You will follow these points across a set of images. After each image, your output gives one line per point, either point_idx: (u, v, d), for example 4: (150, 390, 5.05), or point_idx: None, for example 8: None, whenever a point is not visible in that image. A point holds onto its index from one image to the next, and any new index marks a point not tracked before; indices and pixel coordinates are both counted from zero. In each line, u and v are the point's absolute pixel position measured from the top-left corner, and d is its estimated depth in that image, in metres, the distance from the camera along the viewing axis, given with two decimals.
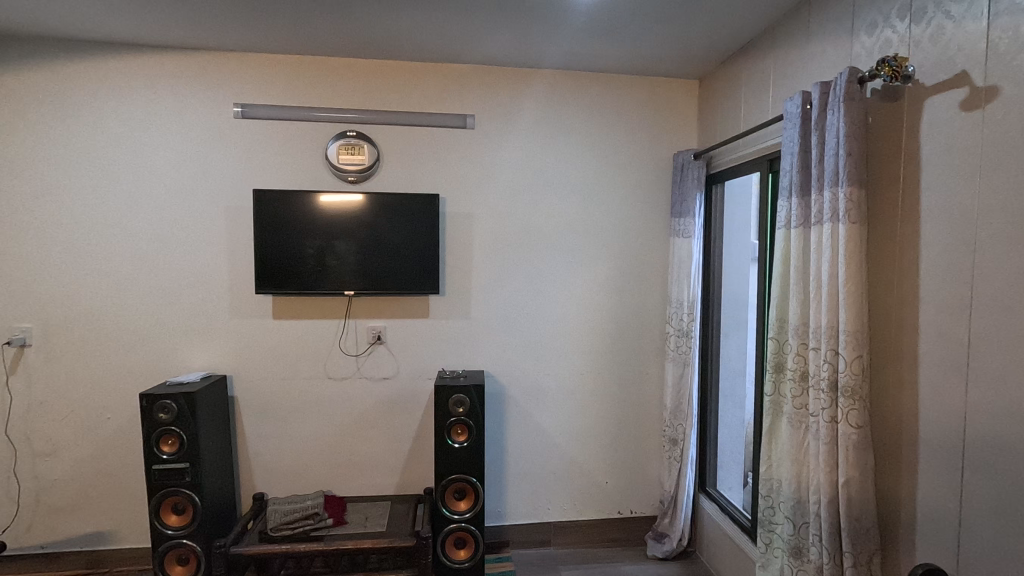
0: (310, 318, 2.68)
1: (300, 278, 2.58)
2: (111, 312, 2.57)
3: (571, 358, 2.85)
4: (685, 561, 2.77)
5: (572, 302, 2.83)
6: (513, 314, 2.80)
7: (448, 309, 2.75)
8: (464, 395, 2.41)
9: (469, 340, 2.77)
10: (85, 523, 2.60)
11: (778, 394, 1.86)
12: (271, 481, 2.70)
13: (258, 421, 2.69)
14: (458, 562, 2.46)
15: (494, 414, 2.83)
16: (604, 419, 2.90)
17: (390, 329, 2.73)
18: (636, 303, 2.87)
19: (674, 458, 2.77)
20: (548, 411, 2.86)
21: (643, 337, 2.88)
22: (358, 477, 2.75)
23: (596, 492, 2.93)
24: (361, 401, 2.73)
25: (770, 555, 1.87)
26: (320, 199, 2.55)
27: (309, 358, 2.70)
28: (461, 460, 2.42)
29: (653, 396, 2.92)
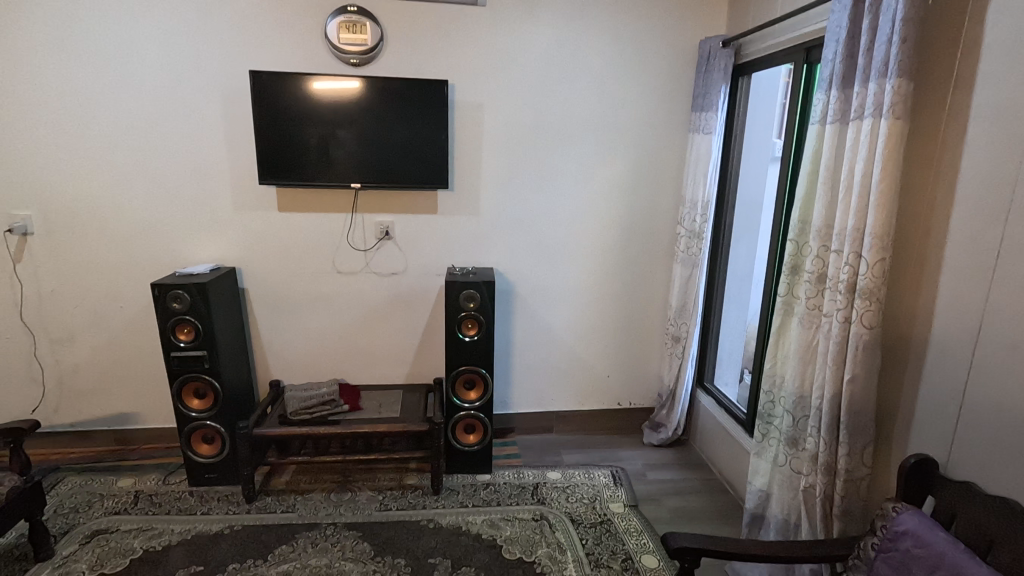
0: (316, 211, 2.62)
1: (303, 169, 2.49)
2: (111, 202, 2.50)
3: (580, 257, 2.83)
4: (678, 447, 2.96)
5: (583, 201, 2.76)
6: (523, 212, 2.74)
7: (457, 205, 2.69)
8: (474, 291, 2.43)
9: (478, 237, 2.74)
10: (111, 405, 2.73)
11: (790, 296, 1.87)
12: (286, 369, 2.80)
13: (270, 313, 2.72)
14: (468, 445, 2.61)
15: (501, 310, 2.87)
16: (610, 318, 2.95)
17: (398, 224, 2.68)
18: (649, 203, 2.80)
19: (676, 355, 2.85)
20: (555, 309, 2.90)
21: (653, 238, 2.85)
22: (370, 367, 2.85)
23: (598, 385, 3.05)
24: (370, 295, 2.76)
25: (765, 443, 1.99)
26: (313, 85, 2.39)
27: (317, 253, 2.68)
28: (471, 353, 2.50)
29: (659, 296, 2.94)
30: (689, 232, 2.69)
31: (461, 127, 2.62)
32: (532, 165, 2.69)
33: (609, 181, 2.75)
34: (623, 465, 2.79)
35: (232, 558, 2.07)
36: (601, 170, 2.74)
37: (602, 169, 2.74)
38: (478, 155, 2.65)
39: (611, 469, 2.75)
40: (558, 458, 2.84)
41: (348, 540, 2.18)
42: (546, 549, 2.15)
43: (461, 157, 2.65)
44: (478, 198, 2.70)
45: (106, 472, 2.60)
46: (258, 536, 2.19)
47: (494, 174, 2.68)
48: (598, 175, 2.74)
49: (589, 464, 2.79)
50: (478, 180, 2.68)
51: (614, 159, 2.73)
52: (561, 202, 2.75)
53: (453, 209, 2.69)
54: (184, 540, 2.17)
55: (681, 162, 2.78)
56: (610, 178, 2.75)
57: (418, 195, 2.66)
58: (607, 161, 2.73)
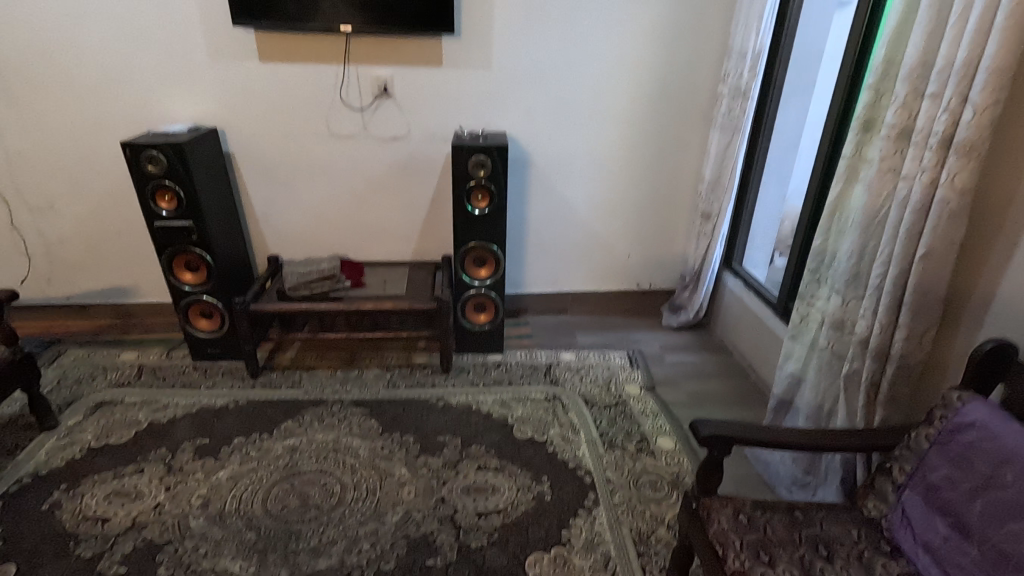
0: (302, 62, 2.27)
1: (283, 7, 2.10)
2: (66, 47, 2.17)
3: (604, 121, 2.50)
4: (699, 331, 2.82)
5: (611, 52, 2.37)
6: (541, 66, 2.36)
7: (465, 56, 2.32)
8: (485, 157, 2.14)
9: (489, 96, 2.40)
10: (105, 278, 2.60)
11: (857, 158, 1.58)
12: (284, 244, 2.61)
13: (261, 182, 2.48)
14: (479, 325, 2.48)
15: (515, 182, 2.59)
16: (634, 192, 2.67)
17: (398, 79, 2.33)
18: (688, 56, 2.40)
19: (705, 234, 2.61)
20: (574, 181, 2.62)
21: (690, 99, 2.48)
22: (373, 243, 2.65)
23: (618, 266, 2.85)
24: (370, 163, 2.49)
25: (803, 327, 1.81)
26: None
27: (306, 112, 2.36)
28: (482, 228, 2.27)
29: (691, 168, 2.64)
30: (733, 90, 2.32)
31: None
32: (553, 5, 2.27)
33: (644, 27, 2.33)
34: (641, 348, 2.67)
35: (238, 432, 2.03)
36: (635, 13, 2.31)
37: (636, 11, 2.31)
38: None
39: (628, 352, 2.63)
40: (573, 339, 2.72)
41: (355, 416, 2.12)
42: (558, 429, 2.08)
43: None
44: (489, 48, 2.31)
45: (108, 346, 2.52)
46: (264, 411, 2.14)
47: (508, 17, 2.27)
48: (631, 20, 2.32)
49: (605, 346, 2.67)
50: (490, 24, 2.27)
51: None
52: (586, 53, 2.36)
53: (460, 60, 2.32)
54: (189, 413, 2.13)
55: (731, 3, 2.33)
56: (644, 23, 2.33)
57: (420, 42, 2.28)
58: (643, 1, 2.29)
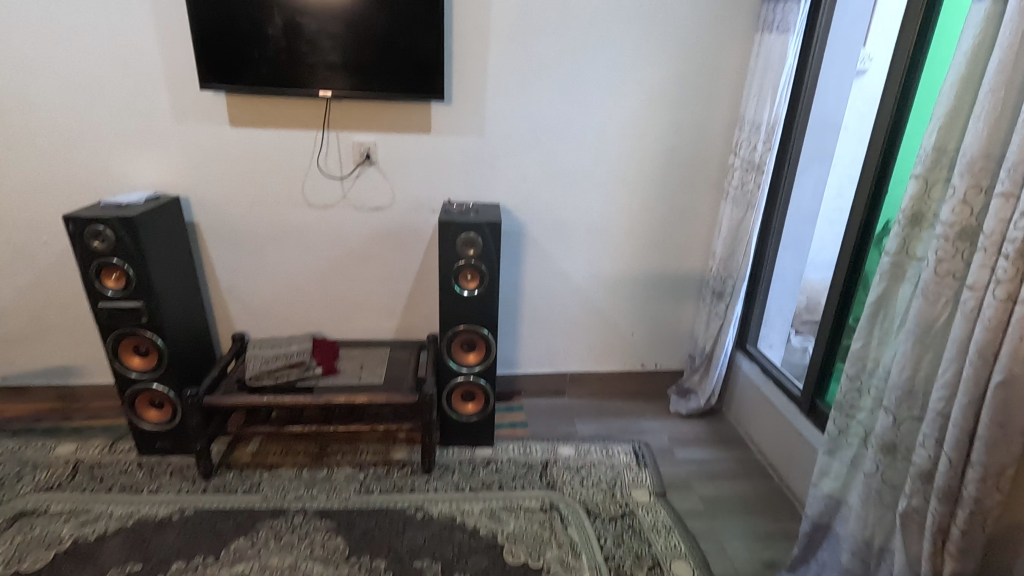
0: (278, 127, 2.07)
1: (258, 70, 1.93)
2: (15, 106, 1.96)
3: (606, 192, 2.31)
4: (710, 419, 2.55)
5: (613, 121, 2.20)
6: (538, 134, 2.19)
7: (456, 122, 2.14)
8: (476, 234, 1.92)
9: (482, 165, 2.21)
10: (48, 357, 2.32)
11: (904, 254, 1.37)
12: (252, 320, 2.35)
13: (228, 254, 2.24)
14: (466, 416, 2.21)
15: (509, 255, 2.37)
16: (639, 267, 2.46)
17: (382, 145, 2.14)
18: (696, 125, 2.24)
19: (717, 314, 2.38)
20: (573, 255, 2.40)
21: (698, 170, 2.30)
22: (351, 319, 2.40)
23: (621, 345, 2.61)
24: (350, 233, 2.26)
25: (842, 442, 1.56)
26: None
27: (281, 180, 2.15)
28: (471, 310, 2.03)
29: (699, 243, 2.44)
30: (747, 163, 2.14)
31: (463, 16, 2.01)
32: (551, 72, 2.11)
33: (649, 95, 2.18)
34: (647, 440, 2.39)
35: (178, 553, 1.71)
36: (639, 81, 2.16)
37: (641, 79, 2.15)
38: (485, 54, 2.07)
39: (633, 445, 2.35)
40: (572, 428, 2.44)
41: (319, 533, 1.81)
42: (556, 551, 1.78)
43: (462, 57, 2.06)
44: (483, 114, 2.14)
45: (43, 436, 2.21)
46: (212, 525, 1.83)
47: (503, 82, 2.11)
48: (635, 88, 2.16)
49: (607, 438, 2.39)
50: (484, 89, 2.11)
51: (657, 66, 2.14)
52: (586, 121, 2.19)
53: (450, 126, 2.14)
54: (123, 528, 1.81)
55: (743, 71, 2.18)
56: (649, 90, 2.17)
57: (407, 107, 2.09)
58: (649, 69, 2.14)
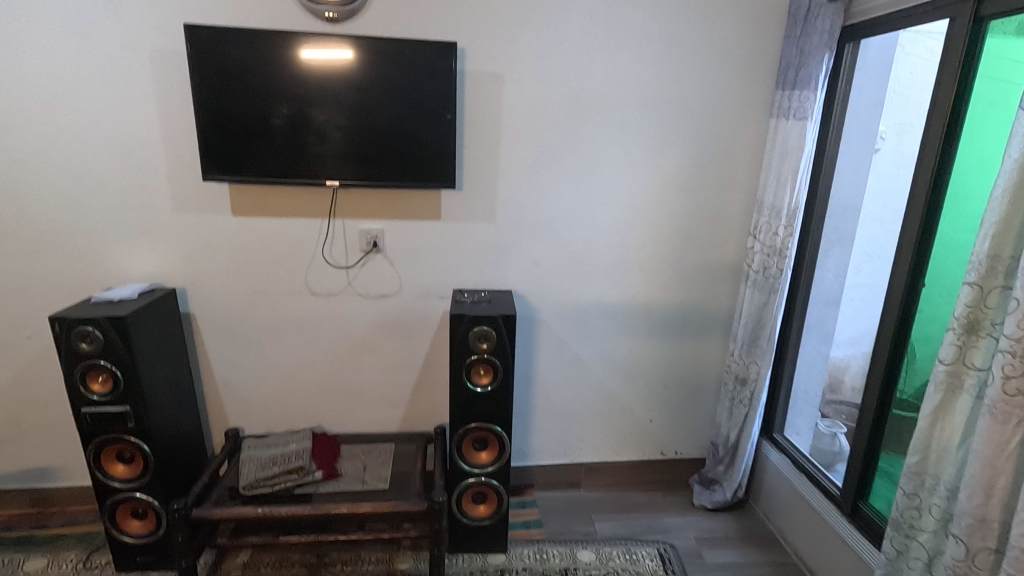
0: (282, 216, 2.00)
1: (264, 162, 1.87)
2: (8, 197, 1.88)
3: (621, 277, 2.23)
4: (738, 513, 2.37)
5: (628, 206, 2.15)
6: (551, 220, 2.12)
7: (466, 208, 2.07)
8: (489, 327, 1.82)
9: (493, 252, 2.13)
10: (24, 457, 2.14)
11: (961, 364, 1.26)
12: (247, 414, 2.20)
13: (225, 345, 2.12)
14: (478, 520, 2.03)
15: (520, 342, 2.27)
16: (656, 351, 2.36)
17: (390, 232, 2.06)
18: (712, 209, 2.18)
19: (742, 402, 2.27)
20: (588, 340, 2.31)
21: (715, 252, 2.24)
22: (354, 411, 2.25)
23: (639, 431, 2.47)
24: (355, 322, 2.15)
25: (902, 565, 1.41)
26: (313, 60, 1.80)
27: (283, 269, 2.06)
28: (484, 408, 1.90)
29: (718, 326, 2.35)
30: (768, 247, 2.08)
31: (475, 105, 1.98)
32: (564, 158, 2.07)
33: (664, 179, 2.13)
34: (672, 540, 2.21)
35: None
36: (653, 166, 2.11)
37: (655, 164, 2.11)
38: (496, 141, 2.02)
39: (657, 546, 2.17)
40: (590, 527, 2.26)
41: None
42: None
43: (473, 145, 2.02)
44: (494, 201, 2.08)
45: (12, 548, 2.01)
46: None
47: (515, 169, 2.06)
48: (649, 172, 2.12)
49: (629, 538, 2.21)
50: (495, 175, 2.06)
51: (671, 151, 2.10)
52: (600, 206, 2.13)
53: (461, 212, 2.08)
54: None
55: (759, 155, 2.14)
56: (664, 175, 2.13)
57: (416, 193, 2.03)
58: (663, 154, 2.10)
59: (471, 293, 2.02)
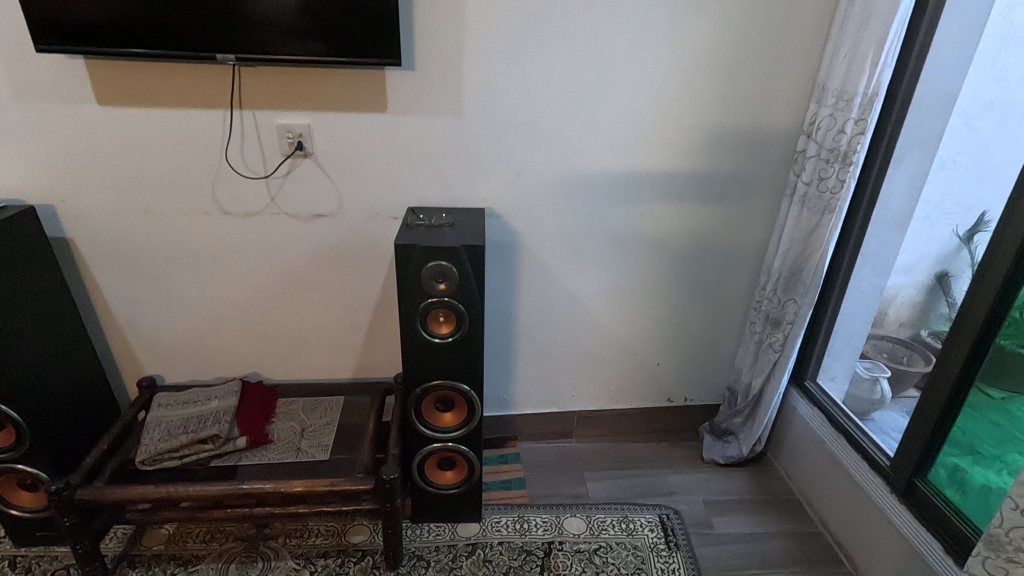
0: (170, 108, 1.46)
1: (123, 29, 1.30)
2: None
3: (628, 190, 1.73)
4: (754, 470, 2.04)
5: (642, 94, 1.60)
6: (538, 113, 1.58)
7: (424, 95, 1.52)
8: (446, 263, 1.34)
9: (461, 157, 1.61)
10: None
11: None
12: (165, 362, 1.80)
13: (123, 280, 1.67)
14: (444, 488, 1.69)
15: (498, 273, 1.81)
16: (668, 283, 1.91)
17: (320, 129, 1.53)
18: (754, 97, 1.63)
19: (771, 347, 1.85)
20: (583, 270, 1.85)
21: (753, 159, 1.72)
22: (297, 357, 1.85)
23: (643, 376, 2.08)
24: (287, 250, 1.69)
25: None
26: None
27: (183, 181, 1.56)
28: (447, 363, 1.48)
29: (748, 252, 1.88)
30: (829, 152, 1.55)
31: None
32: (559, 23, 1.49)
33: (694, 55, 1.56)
34: (677, 504, 1.89)
35: None
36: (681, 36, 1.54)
37: (683, 33, 1.53)
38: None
39: (659, 513, 1.84)
40: (580, 489, 1.93)
41: None
42: None
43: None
44: (461, 85, 1.53)
45: None
46: None
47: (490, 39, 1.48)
48: (674, 45, 1.54)
49: (626, 503, 1.88)
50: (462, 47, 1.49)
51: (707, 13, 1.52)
52: (603, 94, 1.58)
53: (417, 101, 1.53)
54: None
55: (827, 21, 1.55)
56: (694, 49, 1.55)
57: (353, 74, 1.48)
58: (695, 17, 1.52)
59: (429, 213, 1.52)
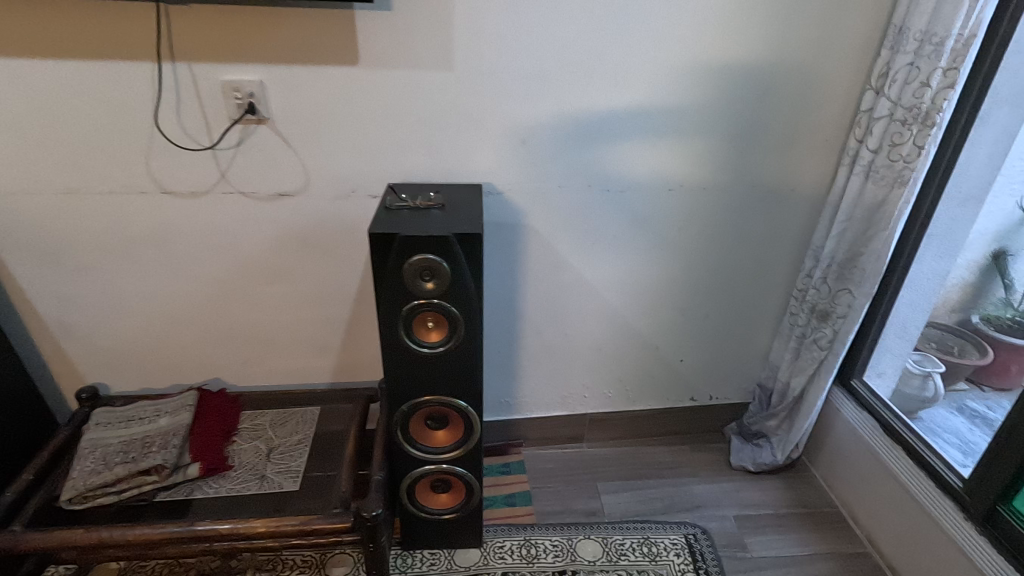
0: (82, 61, 1.16)
1: None
2: None
3: (654, 161, 1.44)
4: (789, 478, 1.81)
5: (676, 41, 1.30)
6: (548, 65, 1.29)
7: (407, 43, 1.22)
8: (435, 256, 1.06)
9: (453, 120, 1.32)
10: None
11: None
12: (108, 368, 1.53)
13: (48, 275, 1.39)
14: (439, 514, 1.44)
15: (499, 261, 1.53)
16: (696, 269, 1.64)
17: (277, 87, 1.23)
18: (812, 45, 1.34)
19: (816, 343, 1.59)
20: (598, 255, 1.58)
21: (804, 120, 1.43)
22: (264, 360, 1.59)
23: (664, 374, 1.83)
24: (245, 236, 1.40)
25: None
26: None
27: (109, 153, 1.26)
28: (439, 376, 1.22)
29: (791, 233, 1.61)
30: (907, 110, 1.26)
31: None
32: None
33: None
34: (705, 522, 1.66)
35: None
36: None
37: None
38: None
39: (685, 533, 1.61)
40: (595, 504, 1.69)
41: None
42: None
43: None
44: (453, 29, 1.22)
45: None
46: None
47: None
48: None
49: (648, 520, 1.65)
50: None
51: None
52: (629, 42, 1.29)
53: (398, 51, 1.22)
54: None
55: None
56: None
57: (317, 17, 1.17)
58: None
59: (413, 190, 1.23)
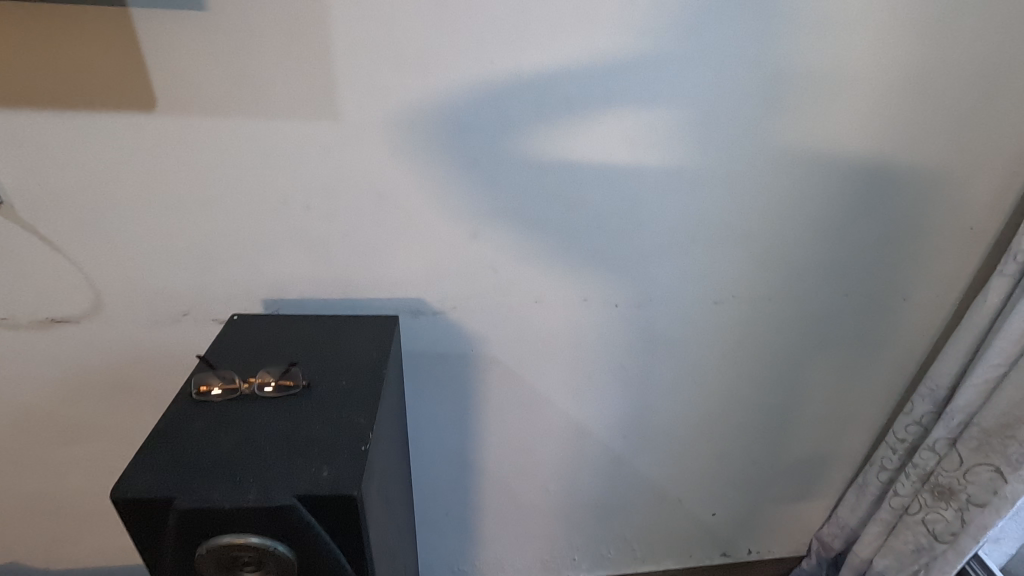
0: None
1: None
2: None
3: (696, 259, 0.90)
4: None
5: (746, 73, 0.76)
6: (520, 113, 0.74)
7: (253, 75, 0.66)
8: (258, 535, 0.51)
9: (355, 199, 0.75)
10: None
11: None
12: None
13: None
14: None
15: (444, 404, 0.98)
16: (744, 404, 1.10)
17: (9, 150, 0.66)
18: (964, 86, 0.81)
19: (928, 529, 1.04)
20: (597, 392, 1.02)
21: (928, 203, 0.90)
22: (86, 539, 1.04)
23: (687, 531, 1.29)
24: (8, 379, 0.83)
25: None
26: None
27: None
28: None
29: (891, 356, 1.06)
30: None
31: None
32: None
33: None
34: None
35: None
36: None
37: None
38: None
39: None
40: None
41: None
42: None
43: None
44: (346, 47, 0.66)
45: None
46: None
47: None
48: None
49: None
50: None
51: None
52: (666, 75, 0.75)
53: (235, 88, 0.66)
54: None
55: None
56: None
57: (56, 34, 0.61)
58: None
59: (266, 339, 0.68)
